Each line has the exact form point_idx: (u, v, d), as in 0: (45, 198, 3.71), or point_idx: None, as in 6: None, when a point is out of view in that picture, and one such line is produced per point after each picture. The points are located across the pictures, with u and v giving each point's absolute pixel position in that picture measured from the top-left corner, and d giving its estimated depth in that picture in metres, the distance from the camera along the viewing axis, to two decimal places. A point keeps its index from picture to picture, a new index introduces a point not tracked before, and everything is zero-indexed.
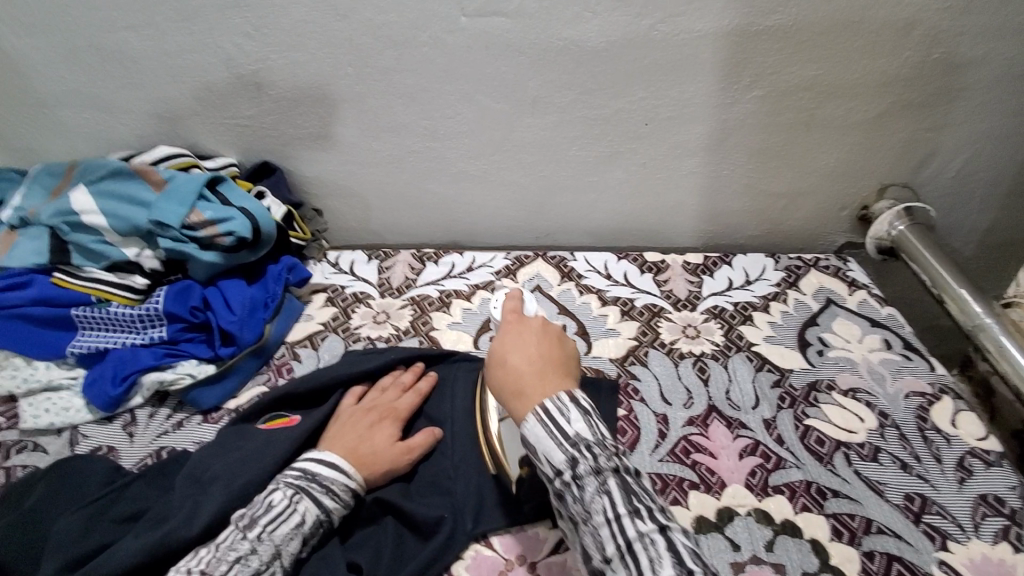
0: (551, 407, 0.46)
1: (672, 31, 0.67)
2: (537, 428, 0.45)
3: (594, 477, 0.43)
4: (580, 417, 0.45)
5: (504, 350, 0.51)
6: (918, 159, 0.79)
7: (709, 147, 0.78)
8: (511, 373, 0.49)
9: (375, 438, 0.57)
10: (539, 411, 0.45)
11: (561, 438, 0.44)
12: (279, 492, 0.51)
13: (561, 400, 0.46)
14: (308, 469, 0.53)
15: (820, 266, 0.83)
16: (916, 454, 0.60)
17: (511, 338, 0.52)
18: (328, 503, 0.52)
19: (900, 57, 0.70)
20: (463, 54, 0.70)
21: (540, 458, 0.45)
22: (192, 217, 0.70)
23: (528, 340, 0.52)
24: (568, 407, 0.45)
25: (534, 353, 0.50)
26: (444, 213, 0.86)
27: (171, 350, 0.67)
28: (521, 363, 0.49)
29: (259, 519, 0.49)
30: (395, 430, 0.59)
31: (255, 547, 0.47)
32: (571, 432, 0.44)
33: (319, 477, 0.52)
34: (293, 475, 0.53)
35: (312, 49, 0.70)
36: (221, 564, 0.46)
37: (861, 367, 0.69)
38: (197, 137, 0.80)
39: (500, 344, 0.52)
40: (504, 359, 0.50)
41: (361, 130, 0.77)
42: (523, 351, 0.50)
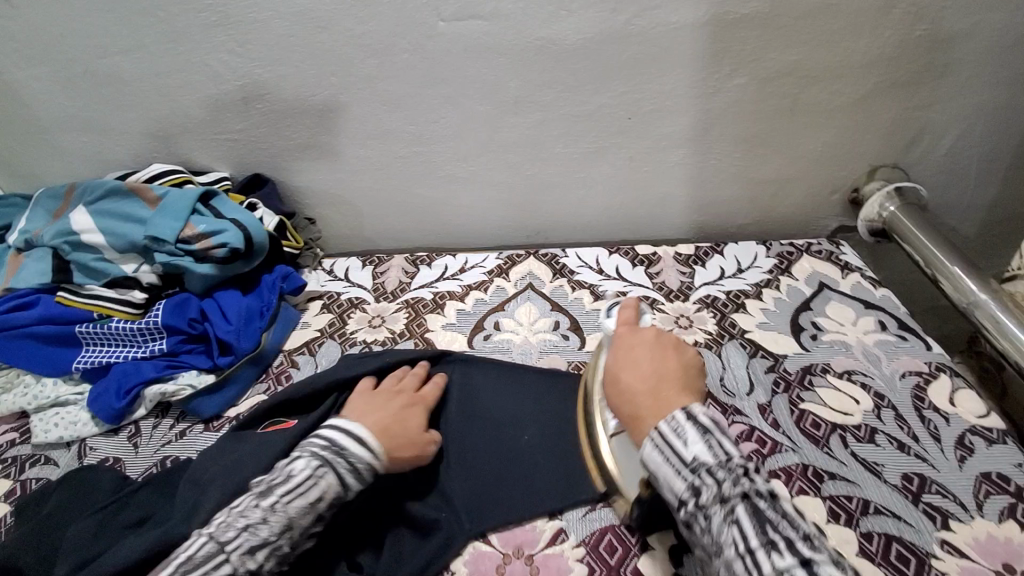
0: (668, 429, 0.44)
1: (649, 24, 0.68)
2: (655, 454, 0.43)
3: (719, 505, 0.39)
4: (699, 437, 0.42)
5: (618, 368, 0.51)
6: (907, 139, 0.79)
7: (694, 138, 0.78)
8: (625, 393, 0.49)
9: (407, 420, 0.58)
10: (654, 434, 0.44)
11: (678, 464, 0.42)
12: (301, 462, 0.50)
13: (676, 420, 0.44)
14: (334, 441, 0.52)
15: (812, 251, 0.83)
16: (913, 434, 0.60)
17: (625, 354, 0.52)
18: (349, 481, 0.51)
19: (879, 38, 0.70)
20: (443, 58, 0.71)
21: (659, 484, 0.43)
22: (187, 231, 0.71)
23: (640, 355, 0.51)
24: (686, 427, 0.43)
25: (647, 370, 0.50)
26: (435, 216, 0.87)
27: (172, 362, 0.69)
28: (637, 382, 0.49)
29: (276, 488, 0.48)
30: (424, 416, 0.60)
31: (267, 516, 0.47)
32: (689, 456, 0.42)
33: (346, 452, 0.51)
34: (319, 446, 0.52)
35: (295, 62, 0.72)
36: (231, 529, 0.46)
37: (856, 349, 0.69)
38: (192, 154, 0.82)
39: (615, 363, 0.52)
40: (619, 378, 0.50)
41: (349, 139, 0.79)
42: (635, 369, 0.50)
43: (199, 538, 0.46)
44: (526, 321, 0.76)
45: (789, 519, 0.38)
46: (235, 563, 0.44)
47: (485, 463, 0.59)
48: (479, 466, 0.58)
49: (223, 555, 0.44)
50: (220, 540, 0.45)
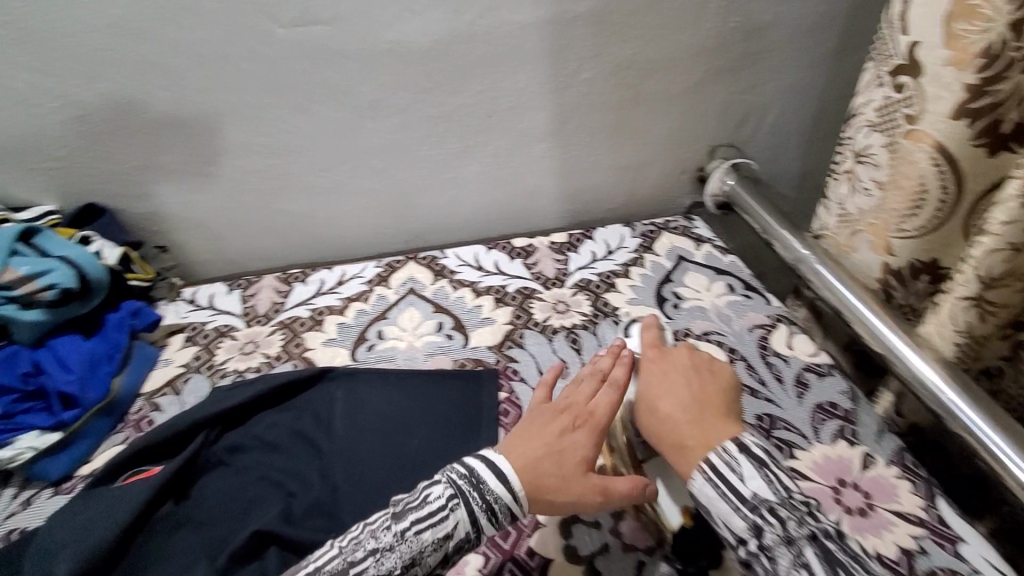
0: (722, 463, 0.47)
1: (493, 24, 0.70)
2: (710, 489, 0.46)
3: (786, 547, 0.43)
4: (757, 472, 0.46)
5: (653, 398, 0.54)
6: (736, 119, 0.88)
7: (553, 131, 0.82)
8: (666, 421, 0.52)
9: (571, 449, 0.50)
10: (707, 468, 0.47)
11: (738, 502, 0.45)
12: (440, 488, 0.47)
13: (729, 454, 0.47)
14: (475, 471, 0.48)
15: (670, 227, 0.90)
16: (761, 379, 0.67)
17: (659, 379, 0.56)
18: (481, 521, 0.46)
19: (699, 30, 0.77)
20: (288, 66, 0.68)
21: (715, 522, 0.46)
22: (3, 276, 0.63)
23: (675, 381, 0.55)
24: (744, 462, 0.46)
25: (684, 396, 0.53)
26: (305, 229, 0.84)
27: (5, 427, 0.60)
28: (676, 410, 0.52)
29: (409, 512, 0.46)
30: (590, 438, 0.51)
31: (394, 542, 0.44)
32: (748, 492, 0.45)
33: (483, 487, 0.47)
34: (459, 473, 0.48)
35: (119, 77, 0.66)
36: (360, 549, 0.45)
37: (710, 312, 0.76)
38: (4, 187, 0.72)
39: (649, 388, 0.55)
40: (656, 410, 0.53)
41: (196, 156, 0.73)
42: (673, 397, 0.53)
43: (331, 551, 0.46)
44: (410, 326, 0.75)
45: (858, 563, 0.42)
46: None
47: (374, 475, 0.58)
48: (368, 480, 0.57)
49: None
50: (350, 560, 0.44)
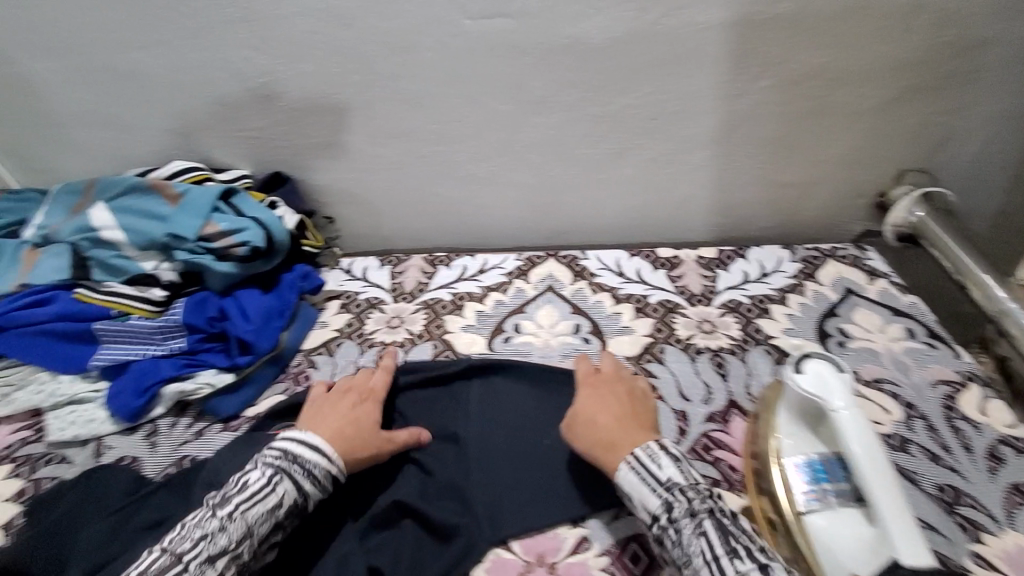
0: (644, 455, 0.49)
1: (677, 24, 0.67)
2: (632, 477, 0.48)
3: (690, 519, 0.45)
4: (671, 462, 0.48)
5: (588, 407, 0.55)
6: (937, 143, 0.77)
7: (718, 140, 0.77)
8: (603, 426, 0.53)
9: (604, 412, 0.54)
10: (631, 461, 0.49)
11: (654, 484, 0.47)
12: (256, 472, 0.51)
13: (651, 448, 0.49)
14: (287, 450, 0.53)
15: (837, 256, 0.81)
16: (945, 444, 0.58)
17: (592, 396, 0.57)
18: (306, 487, 0.51)
19: (912, 40, 0.68)
20: (467, 57, 0.70)
21: (635, 504, 0.48)
22: (207, 229, 0.71)
23: (608, 397, 0.56)
24: (659, 454, 0.49)
25: (614, 409, 0.55)
26: (454, 216, 0.86)
27: (190, 361, 0.68)
28: (607, 419, 0.54)
29: (232, 498, 0.49)
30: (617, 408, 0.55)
31: (225, 524, 0.48)
32: (663, 476, 0.47)
33: (300, 461, 0.52)
34: (273, 456, 0.52)
35: (317, 60, 0.71)
36: (186, 540, 0.47)
37: (884, 357, 0.67)
38: (210, 150, 0.82)
39: (584, 404, 0.56)
40: (594, 419, 0.54)
41: (370, 137, 0.78)
42: (607, 408, 0.55)
43: (155, 552, 0.46)
44: (547, 323, 0.75)
45: (748, 532, 0.45)
46: (192, 571, 0.45)
47: (506, 472, 0.58)
48: (500, 473, 0.58)
49: (179, 564, 0.45)
50: (176, 551, 0.46)
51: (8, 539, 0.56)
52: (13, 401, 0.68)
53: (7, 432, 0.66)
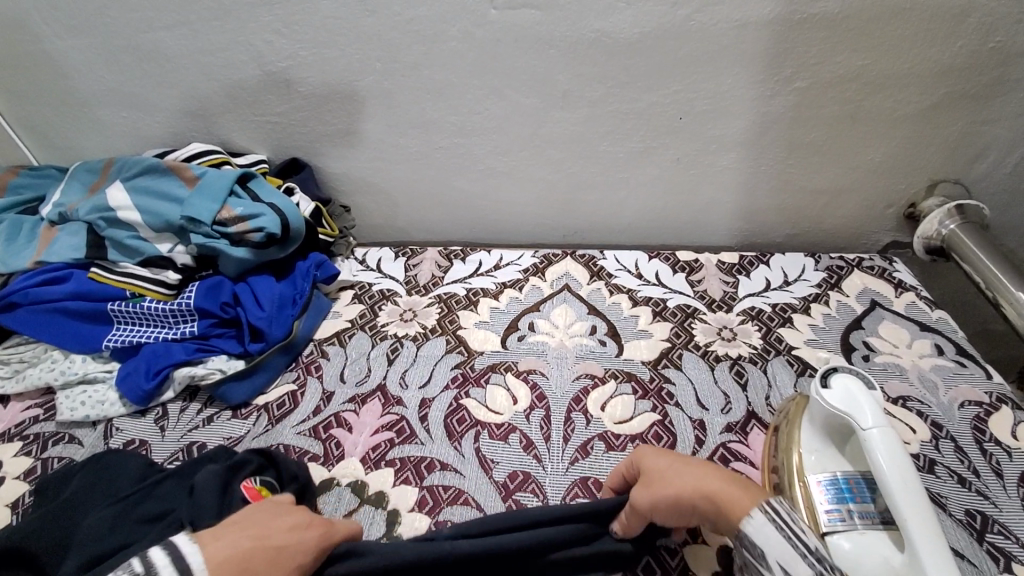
0: (781, 508, 0.42)
1: (710, 20, 0.65)
2: (769, 531, 0.41)
3: None
4: (810, 531, 0.42)
5: (671, 462, 0.48)
6: (974, 154, 0.74)
7: (746, 142, 0.75)
8: (706, 474, 0.45)
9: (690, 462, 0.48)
10: (769, 508, 0.42)
11: (804, 549, 0.40)
12: None
13: (784, 498, 0.43)
14: (149, 567, 0.40)
15: (863, 266, 0.79)
16: (974, 468, 0.56)
17: (663, 454, 0.49)
18: None
19: (955, 45, 0.65)
20: (492, 48, 0.68)
21: (772, 567, 0.40)
22: (222, 213, 0.70)
23: (677, 454, 0.50)
24: (793, 512, 0.43)
25: (697, 461, 0.48)
26: (471, 209, 0.85)
27: (202, 346, 0.68)
28: (703, 467, 0.47)
29: None
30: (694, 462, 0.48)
31: None
32: (812, 543, 0.40)
33: (158, 574, 0.40)
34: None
35: (340, 45, 0.70)
36: None
37: (911, 374, 0.65)
38: (229, 134, 0.81)
39: (661, 461, 0.48)
40: (688, 469, 0.46)
41: (390, 126, 0.77)
42: (689, 461, 0.48)
43: None
44: (562, 323, 0.73)
45: None
46: None
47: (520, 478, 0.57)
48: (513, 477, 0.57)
49: None
50: None
51: (16, 517, 0.56)
52: (25, 378, 0.67)
53: (19, 409, 0.67)
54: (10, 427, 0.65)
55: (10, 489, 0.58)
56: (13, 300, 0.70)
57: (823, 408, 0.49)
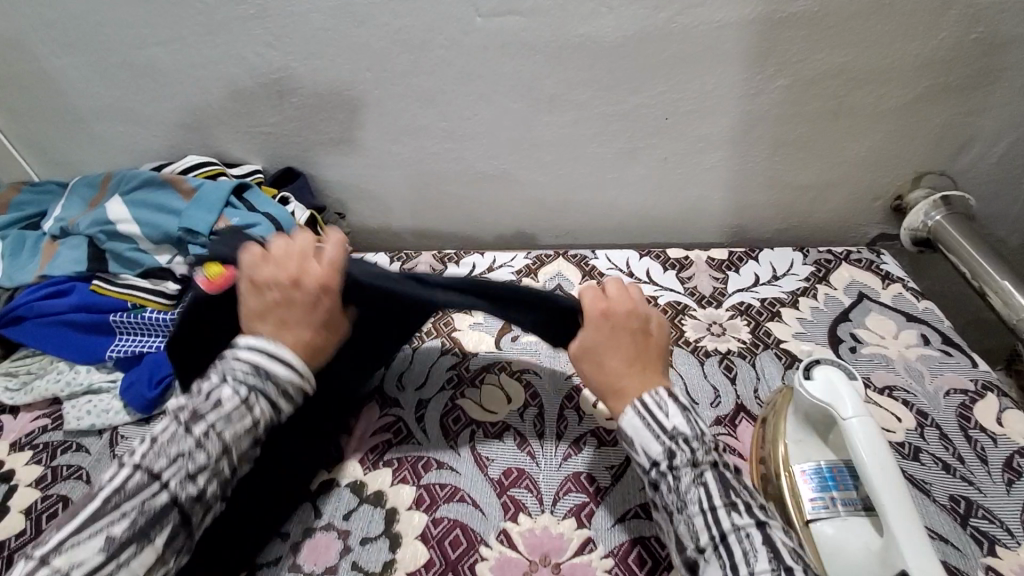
0: (652, 402, 0.49)
1: (691, 22, 0.66)
2: (635, 421, 0.49)
3: (691, 468, 0.46)
4: (679, 411, 0.49)
5: (600, 344, 0.53)
6: (957, 145, 0.75)
7: (732, 140, 0.76)
8: (610, 373, 0.52)
9: (614, 352, 0.53)
10: (638, 406, 0.49)
11: (659, 431, 0.48)
12: (227, 387, 0.48)
13: (659, 395, 0.50)
14: (257, 364, 0.49)
15: (851, 259, 0.80)
16: (959, 455, 0.57)
17: (602, 330, 0.53)
18: (284, 408, 0.50)
19: (933, 40, 0.66)
20: (479, 55, 0.70)
21: (634, 446, 0.48)
22: (219, 223, 0.72)
23: (619, 333, 0.54)
24: (667, 403, 0.49)
25: (624, 347, 0.53)
26: (464, 213, 0.87)
27: None
28: (618, 363, 0.52)
29: (204, 414, 0.47)
30: (624, 347, 0.53)
31: (201, 443, 0.46)
32: (669, 425, 0.48)
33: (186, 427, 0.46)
34: (242, 368, 0.49)
35: (331, 57, 0.72)
36: (162, 457, 0.45)
37: (898, 365, 0.66)
38: (224, 145, 0.83)
39: (594, 339, 0.53)
40: (602, 362, 0.53)
41: (382, 134, 0.78)
42: (614, 350, 0.53)
43: (124, 470, 0.45)
44: None
45: (746, 487, 0.46)
46: (173, 491, 0.44)
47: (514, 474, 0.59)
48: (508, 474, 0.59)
49: (157, 485, 0.44)
50: (152, 470, 0.44)
51: (28, 523, 0.58)
52: (32, 389, 0.69)
53: (28, 419, 0.68)
54: (19, 437, 0.66)
55: (22, 496, 0.60)
56: (19, 313, 0.72)
57: (806, 399, 0.51)
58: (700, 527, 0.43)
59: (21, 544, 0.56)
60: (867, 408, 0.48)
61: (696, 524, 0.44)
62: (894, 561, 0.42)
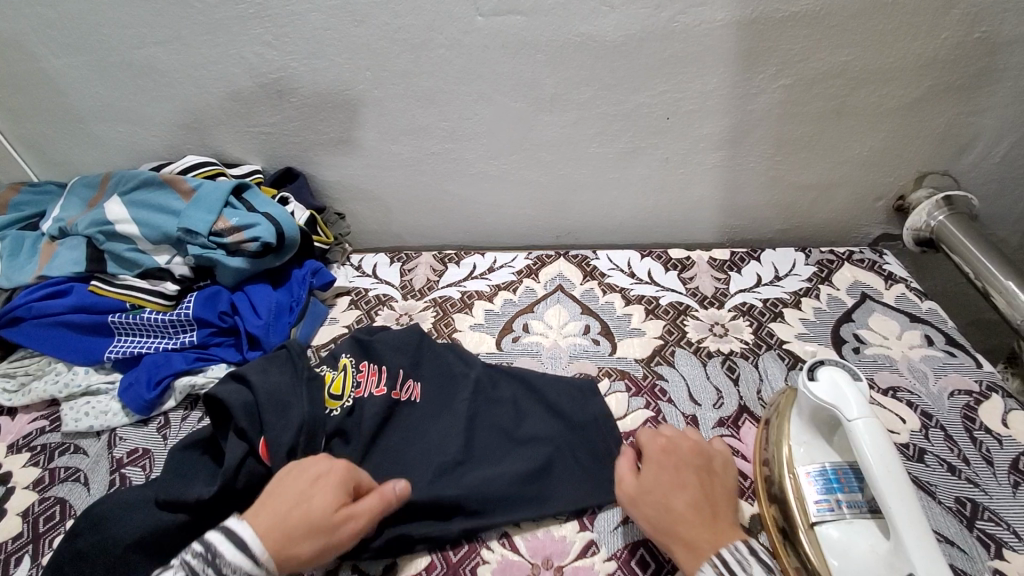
0: (734, 560, 0.44)
1: (693, 22, 0.66)
2: None
3: None
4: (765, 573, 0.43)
5: (663, 491, 0.49)
6: (960, 145, 0.75)
7: (734, 140, 0.75)
8: (680, 521, 0.47)
9: (682, 495, 0.48)
10: (720, 565, 0.44)
11: None
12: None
13: (742, 552, 0.44)
14: (212, 547, 0.44)
15: (854, 260, 0.80)
16: (964, 456, 0.57)
17: (665, 471, 0.50)
18: None
19: (937, 39, 0.66)
20: (479, 54, 0.69)
21: None
22: (218, 224, 0.72)
23: (683, 480, 0.49)
24: (749, 560, 0.44)
25: (691, 493, 0.48)
26: (464, 214, 0.86)
27: (202, 355, 0.69)
28: (685, 506, 0.48)
29: None
30: (693, 487, 0.49)
31: None
32: None
33: (218, 562, 0.43)
34: (193, 555, 0.44)
35: (330, 56, 0.71)
36: None
37: (901, 365, 0.66)
38: (224, 146, 0.83)
39: (655, 480, 0.50)
40: (669, 506, 0.48)
41: (382, 134, 0.78)
42: (681, 494, 0.48)
43: None
44: (556, 323, 0.74)
45: None
46: None
47: None
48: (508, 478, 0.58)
49: None
50: None
51: (25, 526, 0.57)
52: (30, 391, 0.68)
53: (26, 421, 0.68)
54: (17, 439, 0.66)
55: (19, 499, 0.60)
56: (17, 315, 0.71)
57: (812, 400, 0.50)
58: None
59: (19, 547, 0.55)
60: (873, 409, 0.47)
61: None
62: (902, 563, 0.42)
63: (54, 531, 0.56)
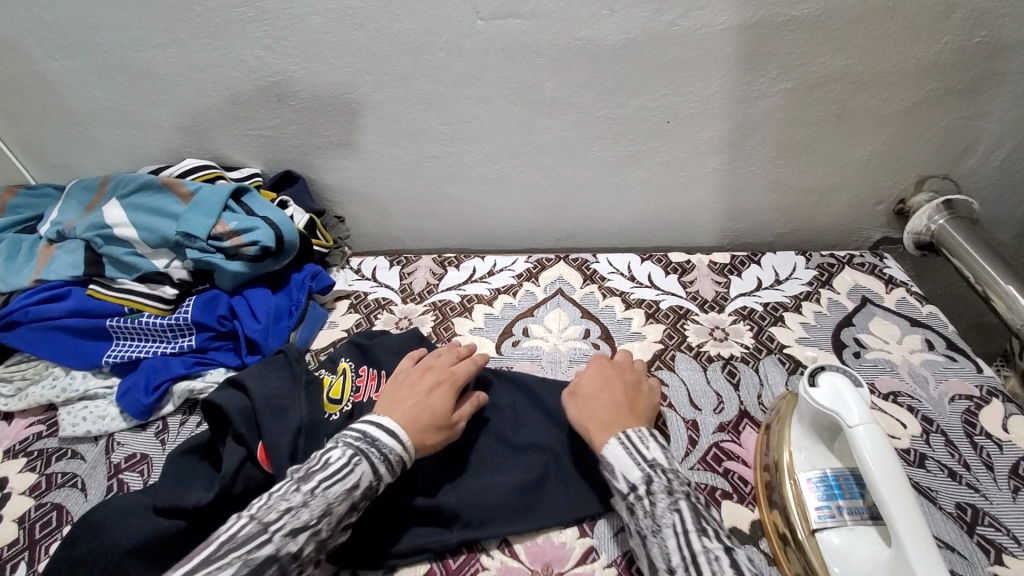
0: (636, 437, 0.51)
1: (693, 26, 0.65)
2: (618, 450, 0.50)
3: (666, 495, 0.46)
4: (658, 447, 0.50)
5: (591, 388, 0.57)
6: (959, 149, 0.75)
7: (734, 144, 0.75)
8: (598, 408, 0.54)
9: (608, 392, 0.56)
10: (622, 437, 0.51)
11: (640, 459, 0.49)
12: (336, 450, 0.48)
13: (643, 432, 0.51)
14: (367, 431, 0.50)
15: (855, 263, 0.80)
16: (965, 462, 0.57)
17: (598, 376, 0.58)
18: (382, 471, 0.49)
19: (937, 43, 0.66)
20: (479, 58, 0.69)
21: (617, 478, 0.49)
22: (217, 228, 0.71)
23: (614, 383, 0.57)
24: (649, 440, 0.51)
25: (616, 391, 0.56)
26: (464, 217, 0.86)
27: (200, 359, 0.69)
28: (608, 400, 0.55)
29: (315, 474, 0.47)
30: (619, 388, 0.57)
31: (307, 500, 0.45)
32: (649, 456, 0.49)
33: (379, 443, 0.49)
34: (353, 436, 0.50)
35: (329, 59, 0.71)
36: (272, 512, 0.45)
37: (902, 370, 0.66)
38: (223, 149, 0.82)
39: (591, 382, 0.58)
40: (594, 396, 0.56)
41: (382, 137, 0.78)
42: (607, 391, 0.56)
43: (239, 520, 0.45)
44: (556, 327, 0.74)
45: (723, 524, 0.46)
46: (278, 544, 0.43)
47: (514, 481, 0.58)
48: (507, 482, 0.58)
49: (265, 535, 0.43)
50: (264, 523, 0.44)
51: (22, 532, 0.57)
52: (27, 396, 0.68)
53: (23, 425, 0.67)
54: (14, 444, 0.65)
55: (16, 504, 0.59)
56: (15, 319, 0.71)
57: (813, 405, 0.50)
58: (671, 549, 0.44)
59: (15, 553, 0.55)
60: (874, 415, 0.47)
61: (669, 545, 0.44)
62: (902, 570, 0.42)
63: (50, 537, 0.56)
